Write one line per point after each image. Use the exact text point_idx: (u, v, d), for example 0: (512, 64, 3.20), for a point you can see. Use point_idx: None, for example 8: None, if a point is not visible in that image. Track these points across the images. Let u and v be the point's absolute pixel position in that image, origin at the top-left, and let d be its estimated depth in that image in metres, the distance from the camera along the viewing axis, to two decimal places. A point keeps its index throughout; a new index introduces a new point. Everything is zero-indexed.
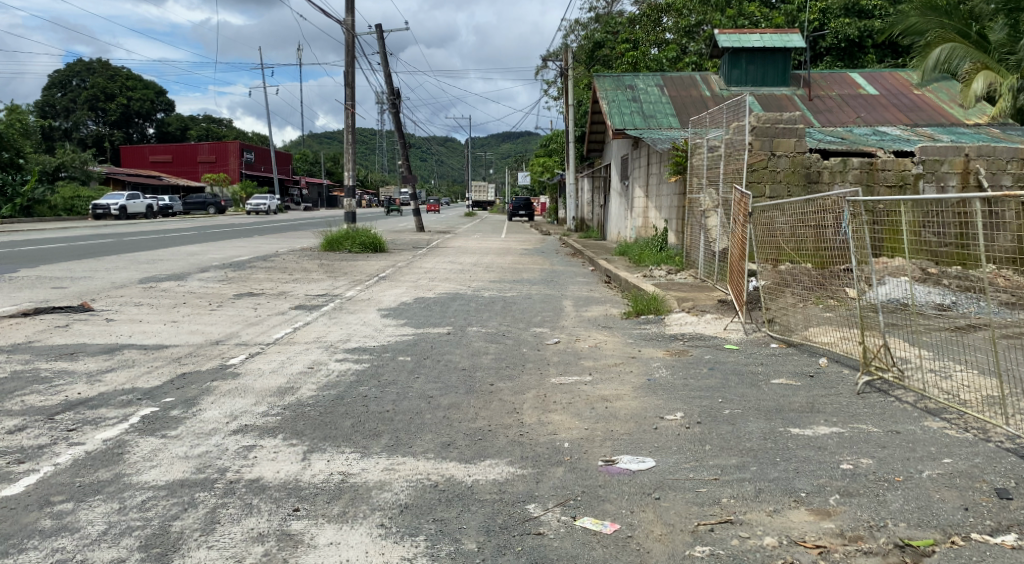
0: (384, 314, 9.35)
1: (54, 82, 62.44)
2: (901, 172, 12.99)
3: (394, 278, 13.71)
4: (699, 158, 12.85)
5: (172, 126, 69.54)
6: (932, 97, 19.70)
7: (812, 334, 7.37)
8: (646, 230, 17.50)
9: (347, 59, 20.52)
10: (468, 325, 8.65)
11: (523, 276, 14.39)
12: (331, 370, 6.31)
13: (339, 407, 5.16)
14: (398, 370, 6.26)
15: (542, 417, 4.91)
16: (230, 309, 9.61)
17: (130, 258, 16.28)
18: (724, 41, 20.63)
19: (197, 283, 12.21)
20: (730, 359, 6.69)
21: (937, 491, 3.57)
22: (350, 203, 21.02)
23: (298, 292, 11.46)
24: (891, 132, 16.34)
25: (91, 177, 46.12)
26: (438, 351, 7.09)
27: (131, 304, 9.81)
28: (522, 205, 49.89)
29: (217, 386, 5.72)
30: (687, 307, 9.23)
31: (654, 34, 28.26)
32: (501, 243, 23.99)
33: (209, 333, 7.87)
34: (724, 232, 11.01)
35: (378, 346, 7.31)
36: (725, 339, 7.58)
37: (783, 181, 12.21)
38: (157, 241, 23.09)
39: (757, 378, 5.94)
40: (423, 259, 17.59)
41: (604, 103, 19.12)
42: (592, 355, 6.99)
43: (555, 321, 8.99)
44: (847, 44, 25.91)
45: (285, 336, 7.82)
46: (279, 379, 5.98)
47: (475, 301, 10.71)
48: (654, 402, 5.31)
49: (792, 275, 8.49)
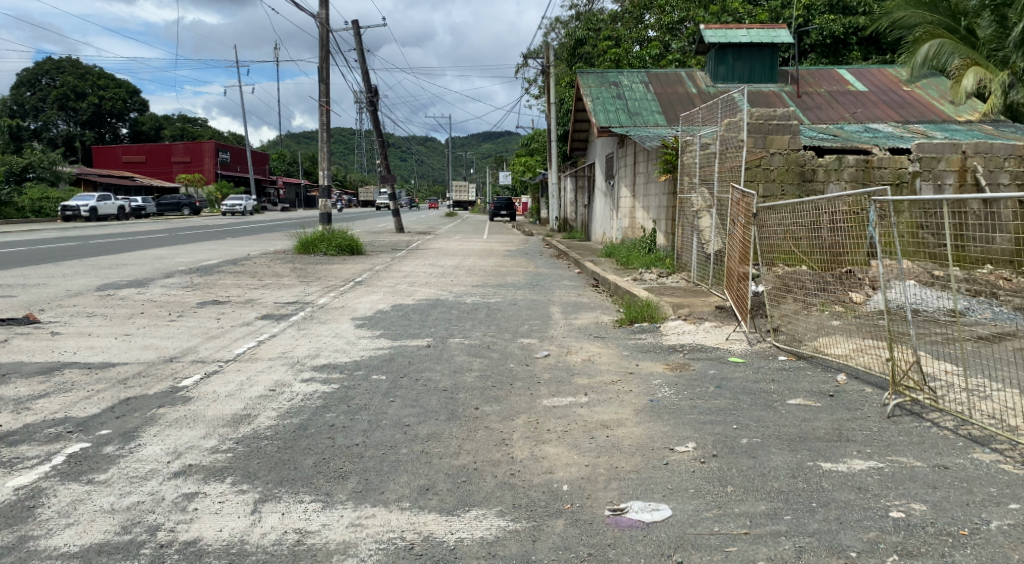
0: (358, 325, 8.66)
1: (23, 81, 60.77)
2: (897, 170, 12.42)
3: (372, 283, 12.99)
4: (689, 156, 12.19)
5: (145, 125, 68.03)
6: (922, 93, 19.20)
7: (825, 344, 6.82)
8: (634, 230, 16.90)
9: (322, 55, 19.78)
10: (450, 336, 8.00)
11: (505, 279, 13.72)
12: (295, 393, 5.62)
13: (301, 441, 4.49)
14: (371, 393, 5.58)
15: (535, 451, 4.27)
16: (190, 320, 8.88)
17: (92, 263, 15.45)
18: (710, 37, 20.04)
19: (159, 290, 11.45)
20: (738, 374, 6.09)
21: (1014, 551, 3.03)
22: (326, 203, 20.24)
23: (267, 299, 10.73)
24: (882, 129, 15.88)
25: (60, 178, 44.78)
26: (416, 369, 6.42)
27: (83, 315, 9.04)
28: (504, 204, 49.25)
29: (164, 414, 5.03)
30: (684, 314, 8.66)
31: (636, 31, 27.77)
32: (483, 245, 23.32)
33: (164, 349, 7.17)
34: (719, 234, 10.43)
35: (349, 362, 6.63)
36: (728, 351, 6.98)
37: (777, 180, 11.74)
38: (124, 244, 22.19)
39: (769, 398, 5.34)
40: (402, 262, 16.87)
41: (588, 100, 18.50)
42: (586, 371, 6.35)
43: (543, 330, 8.35)
44: (832, 41, 25.47)
45: (247, 351, 7.12)
46: (235, 404, 5.30)
47: (457, 308, 10.05)
48: (661, 429, 4.69)
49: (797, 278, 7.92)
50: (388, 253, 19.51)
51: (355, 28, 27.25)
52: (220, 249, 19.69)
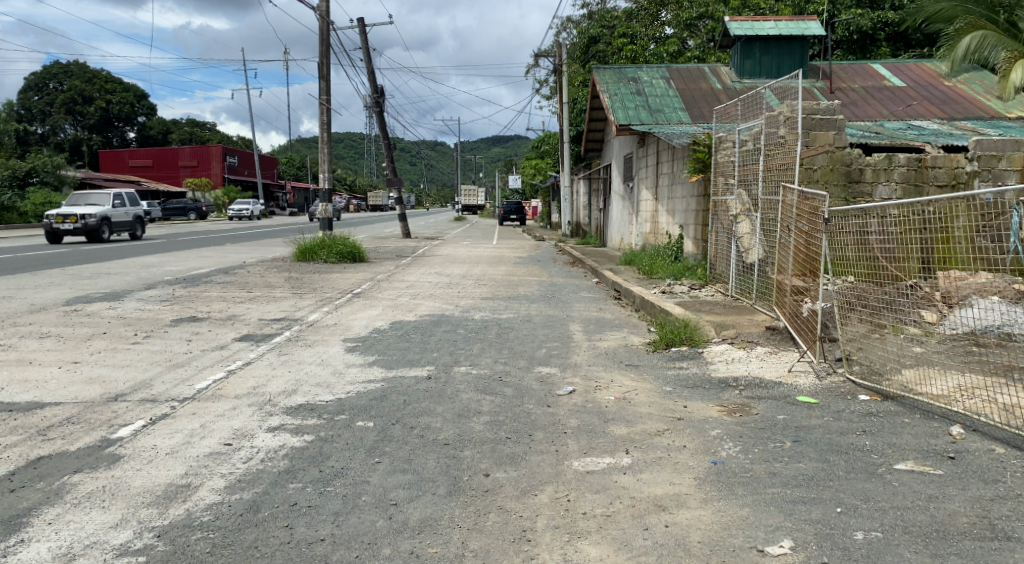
0: (349, 349, 7.44)
1: (31, 85, 59.91)
2: (953, 170, 11.03)
3: (372, 295, 11.77)
4: (724, 155, 10.94)
5: (154, 130, 67.31)
6: (965, 88, 17.78)
7: (913, 380, 5.56)
8: (656, 236, 15.68)
9: (322, 51, 18.65)
10: (457, 364, 6.76)
11: (518, 290, 12.46)
12: (256, 449, 4.42)
13: (244, 535, 3.30)
14: (352, 451, 4.37)
15: (568, 557, 3.10)
16: (157, 342, 7.69)
17: (74, 273, 14.30)
18: (736, 30, 18.77)
19: (134, 305, 10.24)
20: (817, 423, 4.83)
21: None
22: (326, 208, 19.02)
23: (251, 316, 9.52)
24: (927, 126, 14.61)
25: (64, 182, 43.57)
26: (412, 411, 5.20)
27: (34, 337, 7.83)
28: (513, 209, 48.08)
29: (76, 485, 3.84)
30: (729, 337, 7.45)
31: (652, 28, 26.55)
32: (493, 251, 22.07)
33: (113, 382, 5.98)
34: (764, 241, 9.18)
35: (331, 403, 5.41)
36: (794, 386, 5.73)
37: (821, 180, 10.45)
38: (117, 250, 20.97)
39: (868, 460, 4.07)
40: (407, 270, 15.67)
41: (605, 96, 17.29)
42: (622, 416, 5.08)
43: (564, 356, 7.11)
44: (859, 37, 24.17)
45: (211, 385, 5.91)
46: (173, 467, 4.09)
47: (465, 326, 8.82)
48: (736, 513, 3.45)
49: (864, 295, 6.57)
50: (393, 260, 18.35)
51: (361, 25, 26.11)
52: (215, 257, 18.55)
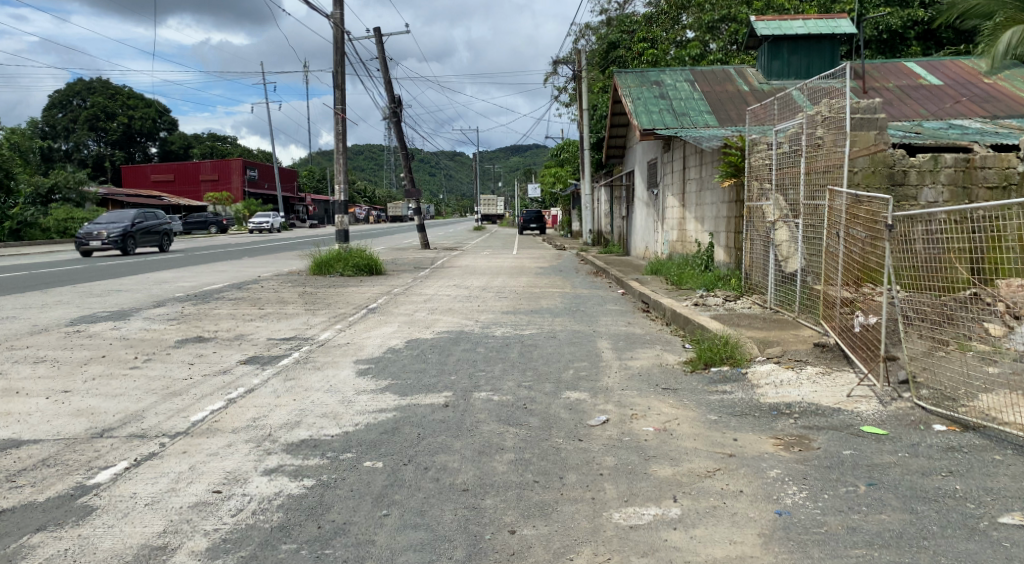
0: (361, 372, 6.88)
1: (55, 102, 60.22)
2: (1003, 170, 10.23)
3: (388, 311, 11.22)
4: (758, 158, 10.31)
5: (175, 145, 67.53)
6: (1006, 85, 16.97)
7: (992, 407, 4.97)
8: (683, 245, 15.01)
9: (337, 60, 18.23)
10: (477, 388, 6.18)
11: (541, 303, 11.85)
12: (248, 498, 3.87)
13: None
14: (357, 500, 3.81)
15: None
16: (157, 367, 7.16)
17: (84, 290, 13.89)
18: (762, 29, 18.09)
19: (139, 324, 9.75)
20: (892, 461, 4.21)
21: None
22: (343, 219, 18.52)
23: (260, 335, 9.00)
24: (969, 125, 13.86)
25: (87, 199, 43.45)
26: (427, 448, 4.61)
27: (28, 362, 7.33)
28: (533, 217, 47.47)
29: (37, 549, 3.30)
30: (775, 355, 6.82)
31: (672, 33, 25.95)
32: (512, 261, 21.51)
33: (101, 414, 5.45)
34: (805, 251, 8.53)
35: (337, 438, 4.84)
36: (857, 415, 5.11)
37: (862, 183, 9.69)
38: (131, 265, 20.52)
39: (965, 511, 3.50)
40: (424, 283, 15.14)
41: (628, 100, 16.63)
42: (665, 453, 4.46)
43: (594, 378, 6.49)
44: (888, 36, 23.37)
45: (208, 417, 5.38)
46: (151, 523, 3.55)
47: (485, 344, 8.25)
48: None
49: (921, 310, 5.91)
50: (411, 273, 17.82)
51: (378, 35, 25.74)
52: (230, 271, 18.10)
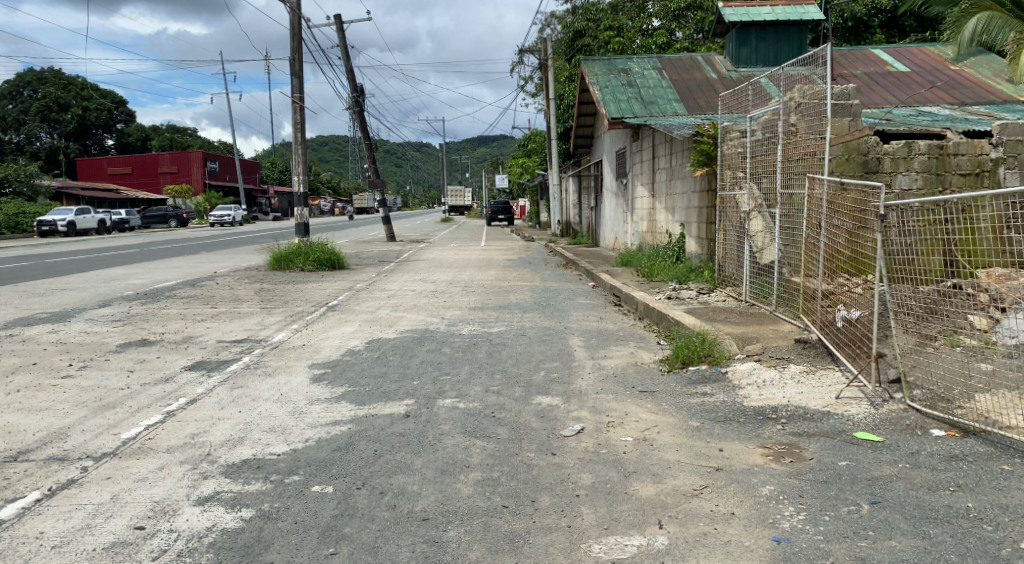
0: (316, 378, 6.40)
1: (4, 93, 58.05)
2: (977, 157, 9.97)
3: (349, 308, 10.67)
4: (731, 145, 9.97)
5: (133, 136, 65.73)
6: (973, 72, 16.87)
7: (991, 408, 4.65)
8: (654, 235, 14.65)
9: (294, 46, 17.55)
10: (442, 395, 5.72)
11: (509, 298, 11.41)
12: (176, 534, 3.39)
13: None
14: (302, 534, 3.35)
15: None
16: (92, 375, 6.59)
17: (27, 289, 13.14)
18: (731, 15, 17.79)
19: (80, 327, 9.12)
20: (892, 473, 3.86)
21: None
22: (302, 212, 17.85)
23: (210, 337, 8.44)
24: (938, 112, 13.66)
25: (39, 192, 42.02)
26: (383, 468, 4.15)
27: None
28: (500, 209, 47.06)
29: None
30: (755, 352, 6.47)
31: (639, 20, 25.43)
32: (480, 253, 21.06)
33: (19, 433, 4.88)
34: (782, 242, 8.19)
35: (283, 457, 4.36)
36: (848, 419, 4.77)
37: (836, 172, 9.37)
38: (81, 261, 19.64)
39: (981, 535, 3.18)
40: (389, 278, 14.61)
41: (596, 88, 16.25)
42: (646, 469, 4.06)
43: (566, 381, 6.07)
44: (854, 24, 23.20)
45: (142, 434, 4.85)
46: None
47: (450, 344, 7.80)
48: None
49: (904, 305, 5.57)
50: (375, 267, 17.28)
51: (338, 22, 25.02)
52: (185, 267, 17.38)
